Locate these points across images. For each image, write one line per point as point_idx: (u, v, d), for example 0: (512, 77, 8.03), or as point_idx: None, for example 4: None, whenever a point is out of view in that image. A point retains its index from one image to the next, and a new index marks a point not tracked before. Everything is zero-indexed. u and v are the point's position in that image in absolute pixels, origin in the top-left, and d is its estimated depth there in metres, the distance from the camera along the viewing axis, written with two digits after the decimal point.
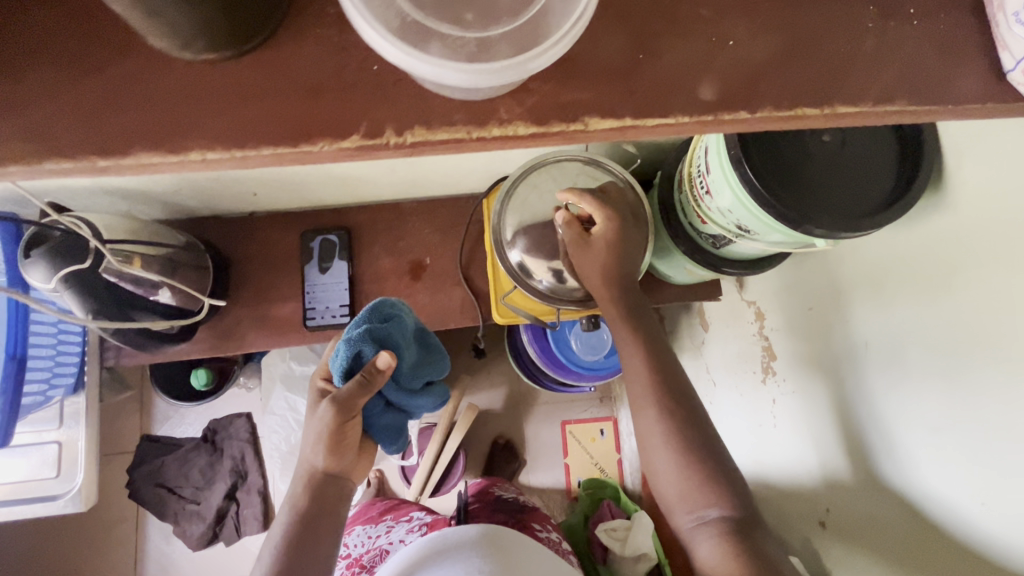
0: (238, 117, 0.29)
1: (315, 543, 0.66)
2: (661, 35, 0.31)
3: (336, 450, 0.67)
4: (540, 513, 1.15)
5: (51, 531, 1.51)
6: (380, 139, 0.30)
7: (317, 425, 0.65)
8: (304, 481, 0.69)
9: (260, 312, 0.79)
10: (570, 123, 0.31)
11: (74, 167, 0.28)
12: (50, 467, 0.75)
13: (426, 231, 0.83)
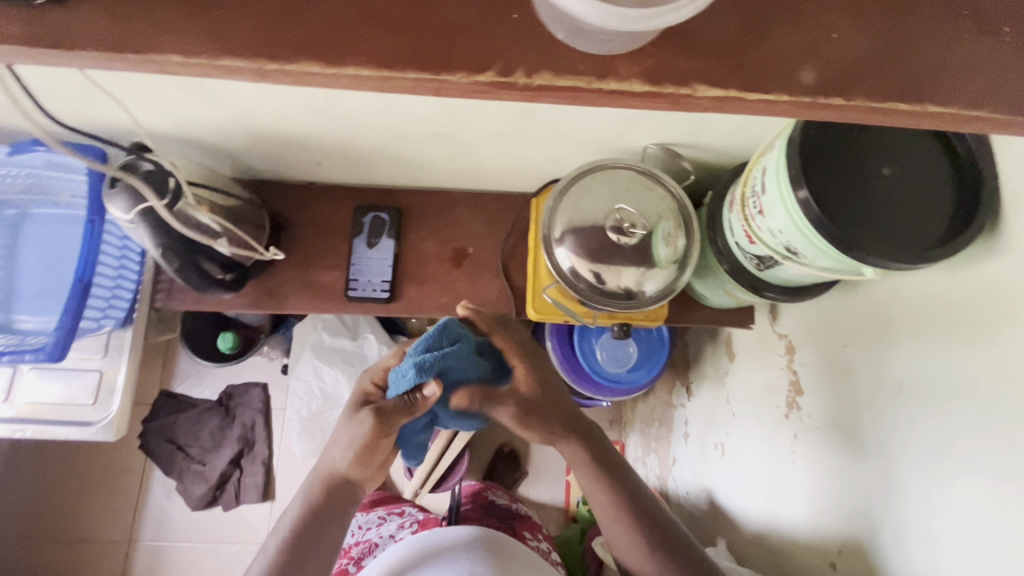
0: (389, 42, 0.32)
1: (317, 540, 0.70)
2: (770, 20, 0.34)
3: (363, 460, 0.69)
4: (532, 521, 1.15)
5: (60, 470, 1.55)
6: (512, 79, 0.33)
7: (352, 434, 0.68)
8: (321, 479, 0.72)
9: (306, 276, 0.83)
10: (680, 87, 0.33)
11: (248, 67, 0.32)
12: (88, 394, 0.78)
13: (474, 221, 0.86)
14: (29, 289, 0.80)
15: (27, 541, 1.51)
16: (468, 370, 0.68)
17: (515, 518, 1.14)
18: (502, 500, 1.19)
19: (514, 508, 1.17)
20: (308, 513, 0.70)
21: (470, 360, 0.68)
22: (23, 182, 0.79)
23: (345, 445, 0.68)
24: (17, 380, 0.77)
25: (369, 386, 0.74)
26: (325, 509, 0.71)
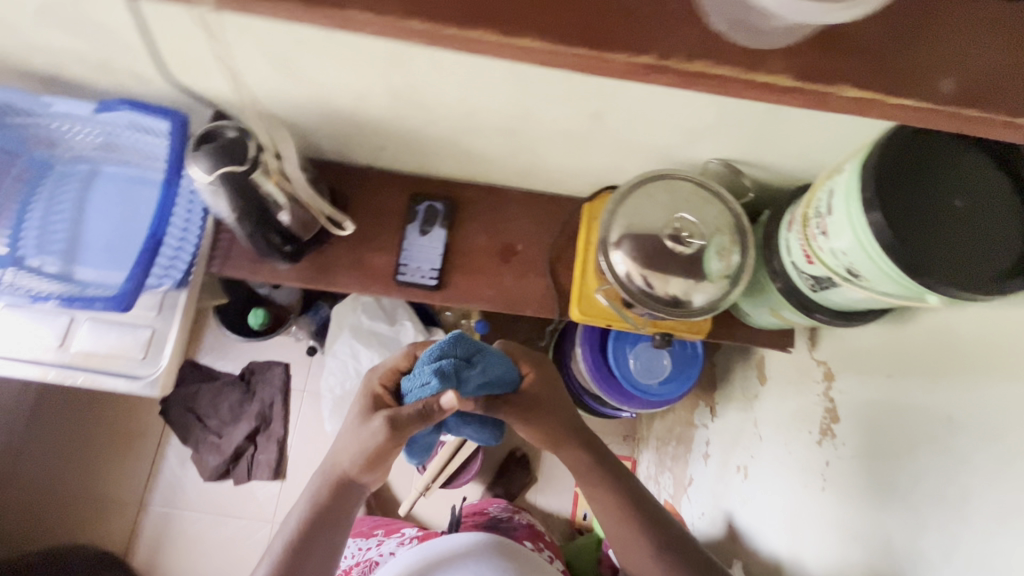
0: (545, 13, 0.34)
1: (321, 539, 0.77)
2: (914, 33, 0.36)
3: (372, 465, 0.75)
4: (535, 530, 1.19)
5: (80, 428, 1.57)
6: (669, 63, 0.35)
7: (366, 440, 0.73)
8: (331, 481, 0.78)
9: (359, 256, 0.85)
10: (827, 86, 0.36)
11: (409, 24, 0.33)
12: (138, 348, 0.80)
13: (525, 219, 0.87)
14: (94, 243, 0.83)
15: (41, 493, 1.53)
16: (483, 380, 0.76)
17: (517, 529, 1.18)
18: (504, 512, 1.24)
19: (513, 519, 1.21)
20: (318, 508, 0.77)
21: (484, 371, 0.76)
22: (102, 141, 0.82)
23: (355, 451, 0.74)
24: (75, 330, 0.80)
25: (378, 384, 0.79)
26: (334, 504, 0.78)
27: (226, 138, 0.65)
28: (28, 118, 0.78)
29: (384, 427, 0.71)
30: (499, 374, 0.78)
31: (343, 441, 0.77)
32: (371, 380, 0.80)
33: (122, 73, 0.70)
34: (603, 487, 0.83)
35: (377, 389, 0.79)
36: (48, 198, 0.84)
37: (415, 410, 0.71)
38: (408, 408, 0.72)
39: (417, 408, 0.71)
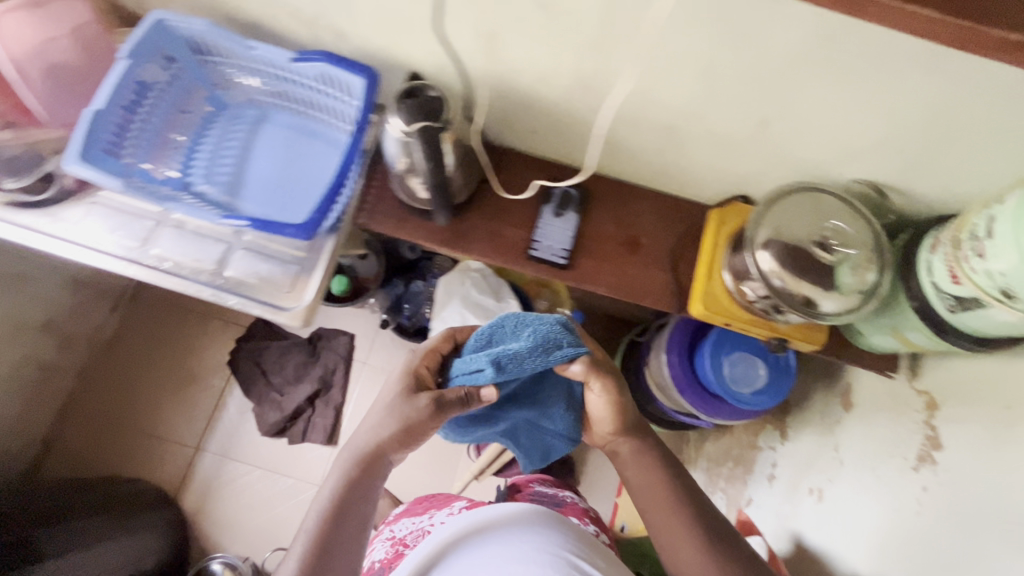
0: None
1: (347, 526, 0.69)
2: None
3: (408, 440, 0.73)
4: (578, 507, 1.13)
5: (151, 366, 1.64)
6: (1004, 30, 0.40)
7: (406, 413, 0.72)
8: (361, 459, 0.73)
9: (494, 228, 0.90)
10: None
11: None
12: (287, 282, 0.86)
13: (652, 216, 0.92)
14: (256, 181, 0.89)
15: (106, 424, 1.58)
16: (540, 353, 0.70)
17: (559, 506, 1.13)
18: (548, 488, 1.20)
19: (557, 496, 1.17)
20: (345, 491, 0.71)
21: (537, 341, 0.71)
22: (281, 90, 0.89)
23: (395, 425, 0.72)
24: (230, 257, 0.86)
25: (420, 364, 0.78)
26: (363, 486, 0.72)
27: (427, 97, 0.70)
28: (225, 59, 0.85)
29: (430, 402, 0.72)
30: (560, 339, 0.71)
31: (377, 417, 0.74)
32: (412, 360, 0.78)
33: (333, 28, 0.78)
34: (648, 468, 0.77)
35: (419, 369, 0.78)
36: (221, 134, 0.91)
37: (460, 395, 0.73)
38: (452, 391, 0.74)
39: (463, 393, 0.73)
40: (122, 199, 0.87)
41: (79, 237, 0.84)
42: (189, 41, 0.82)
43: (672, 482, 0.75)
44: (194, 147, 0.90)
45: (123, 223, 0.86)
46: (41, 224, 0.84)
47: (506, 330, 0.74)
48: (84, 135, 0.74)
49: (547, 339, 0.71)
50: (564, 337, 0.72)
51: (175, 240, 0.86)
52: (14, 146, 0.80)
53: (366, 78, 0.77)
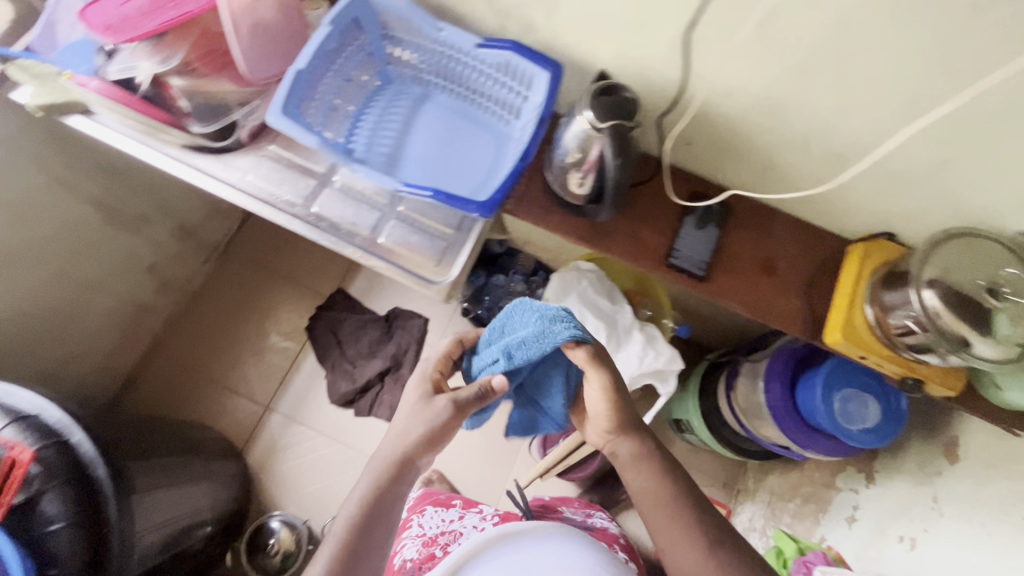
0: None
1: (377, 529, 0.71)
2: None
3: (433, 442, 0.77)
4: (610, 531, 1.11)
5: (230, 322, 1.68)
6: None
7: (429, 415, 0.77)
8: (391, 464, 0.75)
9: (636, 231, 0.91)
10: None
11: None
12: (434, 255, 0.88)
13: (790, 241, 0.93)
14: (414, 156, 0.93)
15: (185, 373, 1.63)
16: (546, 336, 0.74)
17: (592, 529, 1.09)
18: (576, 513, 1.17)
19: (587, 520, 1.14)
20: (371, 501, 0.73)
21: (542, 326, 0.74)
22: (450, 73, 0.93)
23: (421, 429, 0.76)
24: (384, 224, 0.89)
25: (433, 371, 0.83)
26: (389, 494, 0.73)
27: (621, 97, 0.72)
28: (408, 37, 0.89)
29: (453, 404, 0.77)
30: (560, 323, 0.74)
31: (403, 424, 0.77)
32: (427, 367, 0.83)
33: (525, 21, 0.81)
34: (650, 474, 0.77)
35: (434, 375, 0.82)
36: (384, 108, 0.95)
37: (474, 389, 0.77)
38: (468, 389, 0.78)
39: (477, 389, 0.78)
40: (293, 154, 0.91)
41: (250, 185, 0.89)
42: (384, 15, 0.86)
43: (680, 494, 0.74)
44: (360, 116, 0.93)
45: (290, 177, 0.90)
46: (217, 170, 0.89)
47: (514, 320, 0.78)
48: (287, 90, 0.78)
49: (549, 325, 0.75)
50: (566, 320, 0.75)
51: (336, 199, 0.90)
52: (208, 95, 0.84)
53: (554, 71, 0.81)
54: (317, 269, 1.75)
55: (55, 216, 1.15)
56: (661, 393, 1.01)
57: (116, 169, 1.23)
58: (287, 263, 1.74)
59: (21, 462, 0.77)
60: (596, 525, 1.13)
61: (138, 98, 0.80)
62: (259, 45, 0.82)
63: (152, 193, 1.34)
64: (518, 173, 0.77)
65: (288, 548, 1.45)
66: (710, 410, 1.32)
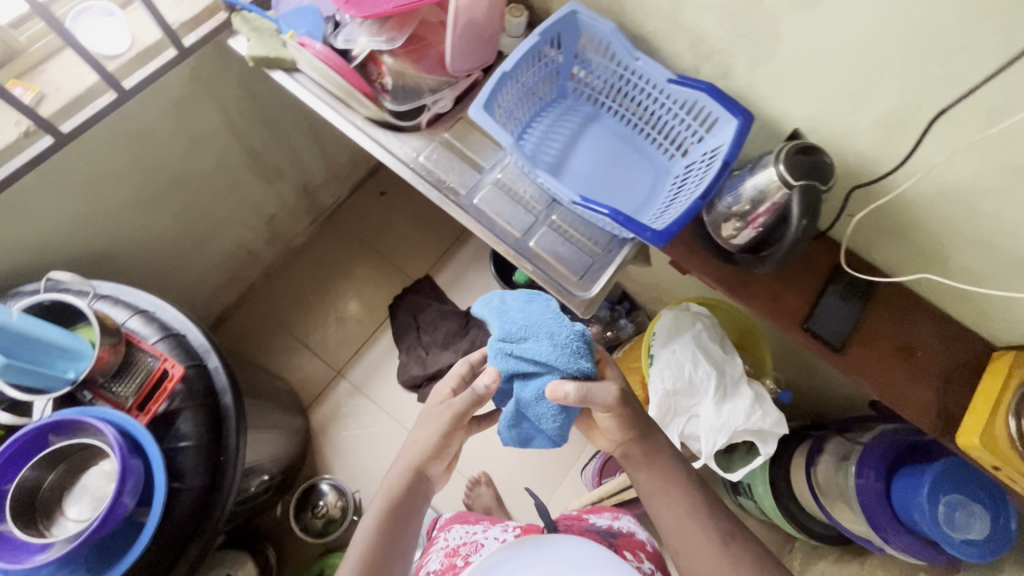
0: None
1: (401, 537, 0.76)
2: None
3: (438, 453, 0.80)
4: (637, 539, 0.98)
5: (319, 284, 1.74)
6: None
7: (431, 426, 0.80)
8: (403, 477, 0.79)
9: (776, 288, 0.91)
10: None
11: None
12: (580, 270, 0.90)
13: (931, 333, 0.90)
14: (576, 170, 0.96)
15: (267, 323, 1.69)
16: (556, 341, 0.79)
17: (618, 537, 0.98)
18: (601, 521, 1.05)
19: (614, 527, 1.02)
20: (387, 514, 0.77)
21: (556, 330, 0.80)
22: (626, 100, 0.96)
23: (424, 440, 0.80)
24: (537, 229, 0.93)
25: (446, 387, 0.85)
26: (403, 507, 0.77)
27: (817, 160, 0.74)
28: (597, 59, 0.93)
29: (453, 413, 0.79)
30: (572, 354, 0.78)
31: (410, 446, 0.81)
32: (440, 386, 0.86)
33: (723, 67, 0.84)
34: (659, 472, 0.77)
35: (444, 392, 0.85)
36: (553, 120, 0.99)
37: (471, 395, 0.78)
38: (466, 396, 0.79)
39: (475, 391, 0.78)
40: (465, 147, 0.96)
41: (421, 166, 0.94)
42: (583, 33, 0.90)
43: (707, 510, 0.75)
44: (531, 123, 0.97)
45: (457, 167, 0.95)
46: (394, 146, 0.93)
47: (528, 312, 0.82)
48: (491, 89, 0.83)
49: (562, 348, 0.78)
50: (577, 348, 0.79)
51: (497, 196, 0.94)
52: (410, 78, 0.90)
53: (743, 119, 0.81)
54: (409, 251, 1.79)
55: (213, 153, 1.19)
56: (762, 454, 0.99)
57: (274, 121, 1.28)
58: (383, 241, 1.80)
59: (173, 376, 0.82)
60: (621, 530, 1.02)
61: (350, 68, 0.87)
62: (467, 42, 0.88)
63: (293, 150, 1.40)
64: (696, 210, 0.79)
65: (333, 514, 1.46)
66: (780, 480, 1.29)
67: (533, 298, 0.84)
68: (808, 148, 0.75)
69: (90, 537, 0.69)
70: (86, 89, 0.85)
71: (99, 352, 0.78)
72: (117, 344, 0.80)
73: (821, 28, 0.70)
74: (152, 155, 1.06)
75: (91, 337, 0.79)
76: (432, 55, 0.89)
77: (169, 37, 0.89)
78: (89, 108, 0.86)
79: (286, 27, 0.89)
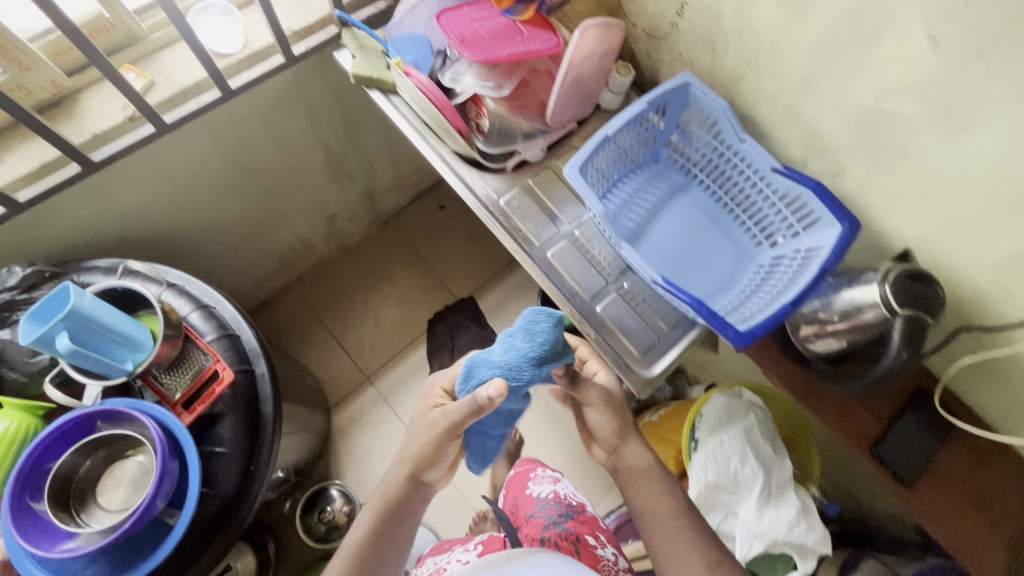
0: None
1: (390, 542, 0.73)
2: None
3: (430, 461, 0.76)
4: (589, 516, 0.99)
5: (365, 285, 1.75)
6: None
7: (421, 434, 0.76)
8: (400, 481, 0.75)
9: (847, 404, 0.85)
10: None
11: None
12: (643, 345, 0.87)
13: (1014, 486, 0.81)
14: (655, 241, 0.92)
15: (308, 315, 1.70)
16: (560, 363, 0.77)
17: (571, 518, 0.96)
18: (545, 488, 1.03)
19: (571, 500, 1.00)
20: (379, 522, 0.73)
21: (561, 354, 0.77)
22: (721, 177, 0.92)
23: (414, 447, 0.76)
24: (606, 294, 0.90)
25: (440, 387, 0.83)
26: (397, 513, 0.74)
27: (928, 290, 0.67)
28: (699, 132, 0.90)
29: (445, 421, 0.75)
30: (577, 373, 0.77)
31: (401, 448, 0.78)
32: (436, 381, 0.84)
33: (835, 167, 0.80)
34: None
35: (440, 395, 0.82)
36: (641, 183, 0.96)
37: (468, 404, 0.72)
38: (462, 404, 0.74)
39: (472, 401, 0.72)
40: (547, 197, 0.93)
41: (499, 210, 0.91)
42: (690, 105, 0.87)
43: None
44: (617, 183, 0.95)
45: (535, 216, 0.92)
46: (475, 183, 0.92)
47: (539, 331, 0.77)
48: (588, 152, 0.81)
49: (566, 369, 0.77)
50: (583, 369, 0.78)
51: (570, 253, 0.91)
52: (506, 121, 0.88)
53: (848, 226, 0.76)
54: (458, 269, 1.78)
55: (294, 153, 1.20)
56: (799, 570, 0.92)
57: (356, 128, 1.29)
58: (433, 254, 1.79)
59: (222, 380, 0.82)
60: (575, 503, 1.00)
61: (451, 105, 0.84)
62: (570, 94, 0.87)
63: (368, 156, 1.41)
64: (784, 316, 0.74)
65: (337, 521, 1.44)
66: None
67: (544, 320, 0.77)
68: (919, 275, 0.69)
69: (118, 537, 0.68)
70: (193, 83, 0.87)
71: (158, 347, 0.78)
72: (176, 338, 0.81)
73: (958, 155, 0.65)
74: (236, 148, 1.07)
75: (153, 327, 0.80)
76: (533, 102, 0.89)
77: (280, 45, 0.90)
78: (192, 103, 0.87)
79: (392, 52, 0.88)
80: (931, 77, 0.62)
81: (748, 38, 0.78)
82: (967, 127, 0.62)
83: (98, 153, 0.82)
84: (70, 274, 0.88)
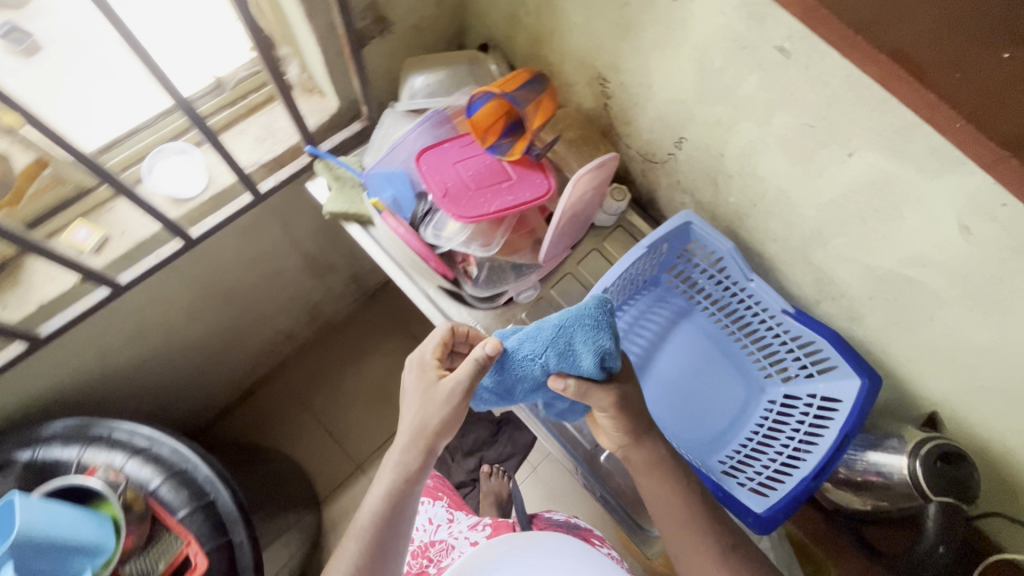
0: None
1: (401, 521, 0.64)
2: None
3: (450, 425, 0.64)
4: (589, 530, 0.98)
5: (352, 364, 1.67)
6: None
7: (441, 398, 0.63)
8: (419, 449, 0.64)
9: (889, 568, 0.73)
10: None
11: None
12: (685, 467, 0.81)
13: None
14: (661, 378, 0.86)
15: (293, 401, 1.62)
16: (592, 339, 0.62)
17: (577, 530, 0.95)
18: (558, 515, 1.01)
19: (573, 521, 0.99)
20: (390, 501, 0.63)
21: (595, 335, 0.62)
22: (726, 306, 0.86)
23: (438, 416, 0.63)
24: None
25: (433, 358, 0.67)
26: (414, 486, 0.64)
27: (965, 471, 0.63)
28: (702, 264, 0.85)
29: (463, 391, 0.63)
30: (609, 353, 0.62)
31: (417, 417, 0.64)
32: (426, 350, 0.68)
33: (851, 313, 0.74)
34: None
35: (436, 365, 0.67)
36: (642, 310, 0.90)
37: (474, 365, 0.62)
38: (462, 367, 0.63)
39: (473, 362, 0.62)
40: None
41: None
42: (694, 241, 0.82)
43: None
44: (617, 312, 0.89)
45: None
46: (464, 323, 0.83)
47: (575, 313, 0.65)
48: None
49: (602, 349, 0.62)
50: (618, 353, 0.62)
51: None
52: (499, 261, 0.82)
53: (869, 382, 0.71)
54: None
55: (270, 263, 1.13)
56: None
57: (336, 228, 1.21)
58: (424, 329, 1.72)
59: (195, 568, 0.76)
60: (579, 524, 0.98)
61: (435, 253, 0.79)
62: (565, 228, 0.81)
63: (351, 249, 1.33)
64: (807, 494, 0.71)
65: None
66: None
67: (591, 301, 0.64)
68: (953, 453, 0.64)
69: None
70: (150, 235, 0.80)
71: (122, 542, 0.71)
72: (141, 524, 0.75)
73: (992, 331, 0.59)
74: (206, 275, 0.99)
75: (113, 512, 0.72)
76: (526, 237, 0.83)
77: (246, 184, 0.83)
78: (151, 257, 0.80)
79: (369, 191, 0.81)
80: (962, 259, 0.56)
81: (753, 182, 0.72)
82: (1002, 311, 0.57)
83: (46, 324, 0.75)
84: (23, 450, 0.81)
